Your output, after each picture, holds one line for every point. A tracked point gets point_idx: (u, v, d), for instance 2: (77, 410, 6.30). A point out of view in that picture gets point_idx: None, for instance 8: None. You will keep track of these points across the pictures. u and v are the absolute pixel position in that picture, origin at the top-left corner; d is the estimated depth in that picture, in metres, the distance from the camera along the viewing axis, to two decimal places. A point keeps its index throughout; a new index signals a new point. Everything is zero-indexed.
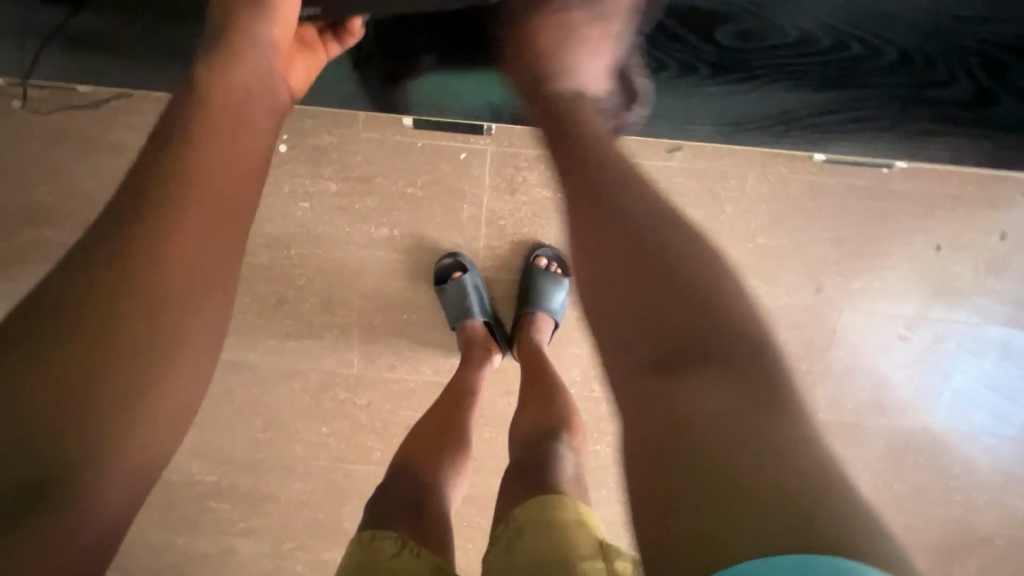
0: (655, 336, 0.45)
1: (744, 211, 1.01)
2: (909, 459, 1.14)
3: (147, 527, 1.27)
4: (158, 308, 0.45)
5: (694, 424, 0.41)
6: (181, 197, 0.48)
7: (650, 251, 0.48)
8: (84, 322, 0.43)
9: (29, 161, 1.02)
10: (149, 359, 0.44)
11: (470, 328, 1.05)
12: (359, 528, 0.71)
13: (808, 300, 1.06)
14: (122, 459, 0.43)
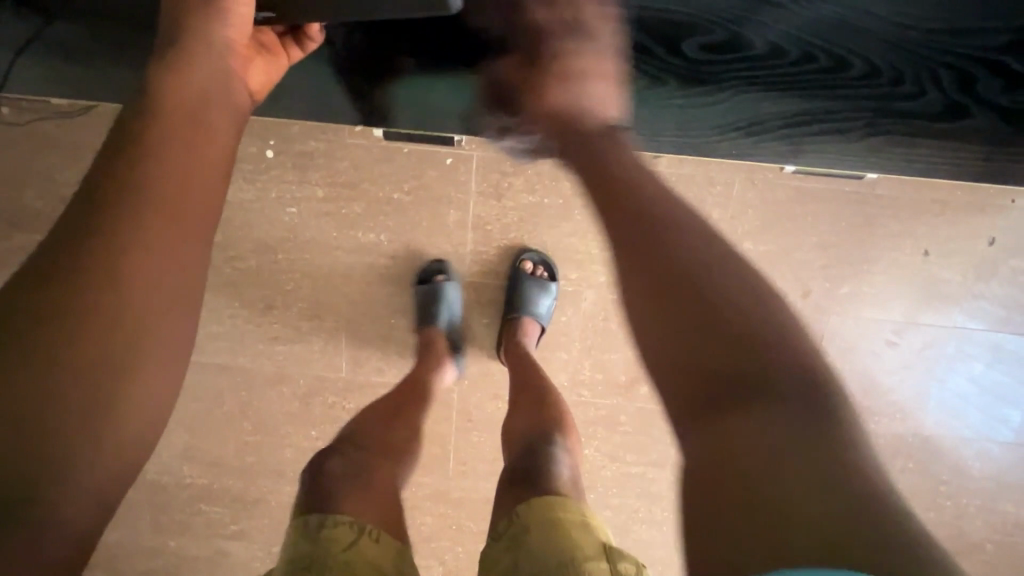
0: (716, 359, 0.43)
1: (731, 217, 1.01)
2: (899, 464, 1.13)
3: (139, 529, 1.28)
4: (112, 320, 0.44)
5: (744, 466, 0.39)
6: (134, 205, 0.47)
7: (688, 279, 0.46)
8: (32, 339, 0.42)
9: (18, 167, 1.02)
10: (105, 371, 0.44)
11: (431, 333, 1.04)
12: (299, 515, 0.65)
13: (796, 305, 1.06)
14: (85, 474, 0.42)
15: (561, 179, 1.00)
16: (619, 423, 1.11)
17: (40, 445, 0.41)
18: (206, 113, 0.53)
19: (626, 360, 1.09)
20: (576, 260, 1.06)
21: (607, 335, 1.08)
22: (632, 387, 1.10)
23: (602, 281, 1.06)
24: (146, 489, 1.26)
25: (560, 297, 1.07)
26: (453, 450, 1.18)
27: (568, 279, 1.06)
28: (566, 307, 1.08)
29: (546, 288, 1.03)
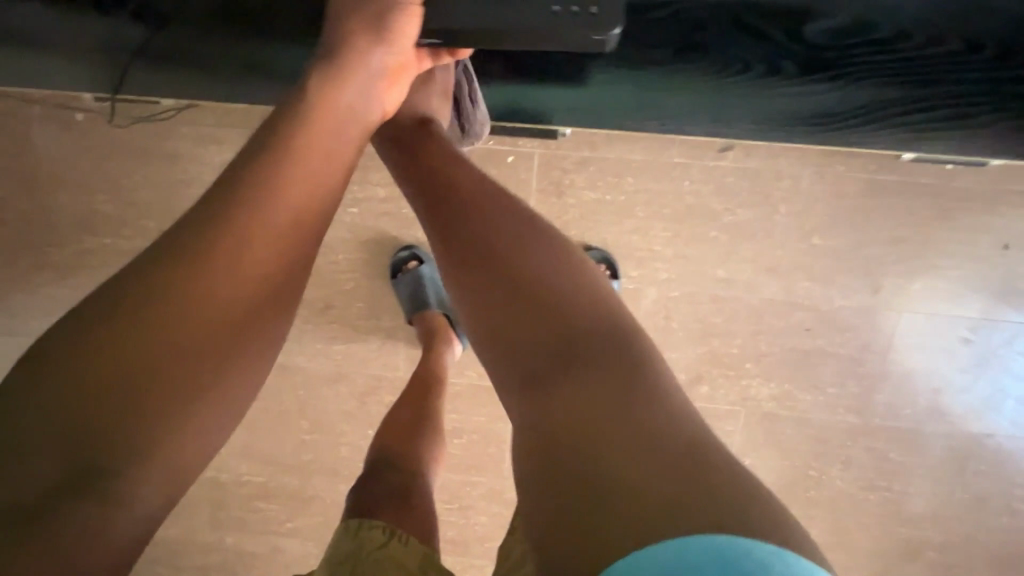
0: (538, 355, 0.49)
1: (797, 211, 0.99)
2: (970, 466, 1.09)
3: (197, 527, 1.30)
4: (215, 311, 0.45)
5: (558, 429, 0.44)
6: (259, 203, 0.48)
7: (511, 271, 0.53)
8: (147, 316, 0.44)
9: (90, 171, 1.05)
10: (197, 358, 0.44)
11: (430, 317, 1.04)
12: (347, 515, 0.72)
13: (863, 301, 1.03)
14: (158, 463, 0.43)
15: (624, 174, 0.99)
16: None
17: (126, 424, 0.42)
18: (340, 125, 0.54)
19: (686, 358, 1.08)
20: (638, 257, 1.03)
21: (668, 333, 1.06)
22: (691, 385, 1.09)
23: (664, 279, 1.04)
24: (204, 488, 1.28)
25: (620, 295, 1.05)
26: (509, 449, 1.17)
27: (629, 277, 1.04)
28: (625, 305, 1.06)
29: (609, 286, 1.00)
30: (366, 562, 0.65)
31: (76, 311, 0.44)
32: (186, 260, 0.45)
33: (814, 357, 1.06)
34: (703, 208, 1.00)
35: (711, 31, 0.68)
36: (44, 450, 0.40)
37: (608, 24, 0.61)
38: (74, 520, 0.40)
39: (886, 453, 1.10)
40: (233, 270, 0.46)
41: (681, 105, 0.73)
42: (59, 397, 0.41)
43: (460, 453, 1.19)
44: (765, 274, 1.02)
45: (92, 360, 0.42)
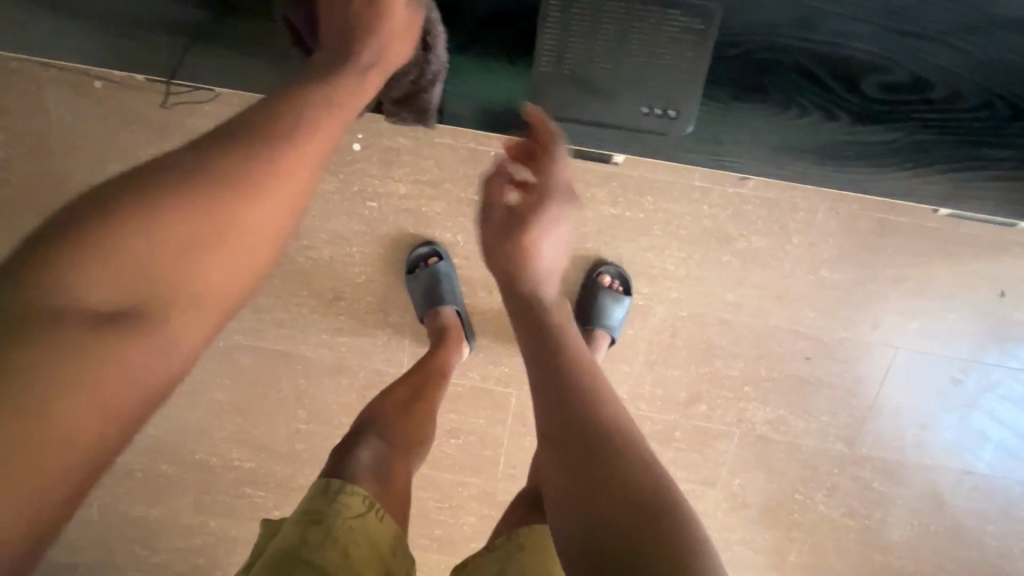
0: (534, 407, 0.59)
1: (809, 244, 1.01)
2: (947, 501, 1.14)
3: (181, 509, 1.30)
4: (263, 203, 0.48)
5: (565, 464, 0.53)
6: (302, 129, 0.51)
7: (535, 318, 0.65)
8: (178, 194, 0.46)
9: (103, 141, 1.03)
10: (239, 234, 0.48)
11: (443, 315, 1.04)
12: (326, 475, 0.74)
13: (863, 335, 1.06)
14: (178, 338, 0.45)
15: (646, 193, 0.99)
16: (674, 438, 1.14)
17: (155, 297, 0.45)
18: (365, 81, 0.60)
19: (687, 377, 1.10)
20: (651, 274, 1.04)
21: (672, 352, 1.08)
22: (690, 405, 1.11)
23: (674, 298, 1.06)
24: (192, 469, 1.27)
25: (630, 309, 1.06)
26: (505, 453, 1.18)
27: (640, 293, 1.06)
28: (634, 320, 1.07)
29: (620, 300, 1.03)
30: (341, 530, 0.68)
31: (113, 183, 0.46)
32: (227, 161, 0.48)
33: (808, 386, 1.10)
34: (719, 233, 1.01)
35: (776, 76, 0.74)
36: (97, 293, 0.43)
37: (690, 116, 0.73)
38: (89, 377, 0.41)
39: (870, 483, 1.14)
40: (266, 181, 0.48)
41: (745, 144, 0.76)
42: (98, 256, 0.43)
43: (454, 453, 1.19)
44: (772, 302, 1.05)
45: (123, 234, 0.44)
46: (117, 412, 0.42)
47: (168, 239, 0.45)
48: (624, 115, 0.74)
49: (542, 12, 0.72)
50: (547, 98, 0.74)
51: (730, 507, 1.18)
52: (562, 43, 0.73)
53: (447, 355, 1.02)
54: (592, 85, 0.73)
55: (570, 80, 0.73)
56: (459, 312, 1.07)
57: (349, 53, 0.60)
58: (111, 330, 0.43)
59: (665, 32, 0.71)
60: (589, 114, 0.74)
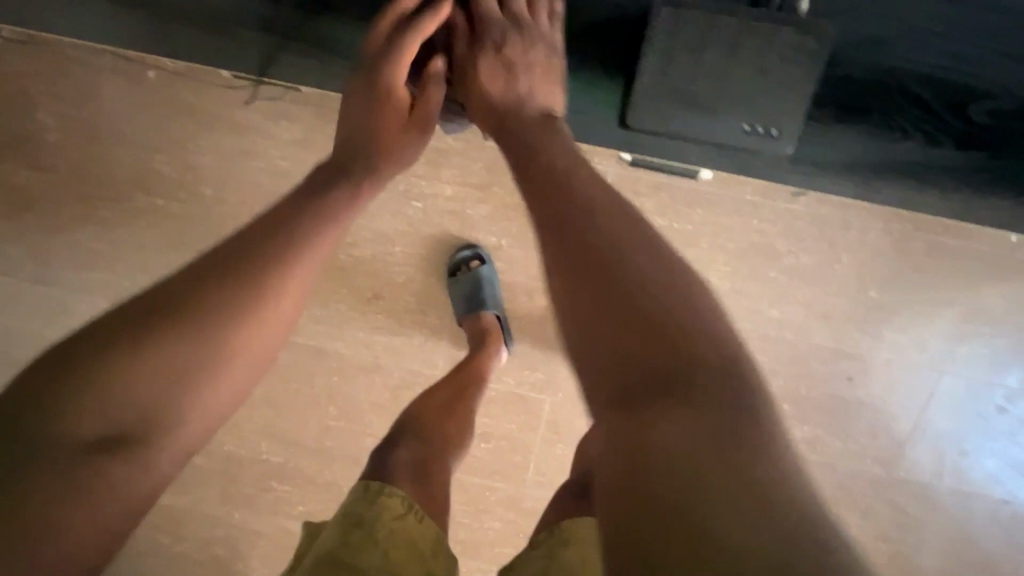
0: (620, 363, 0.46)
1: (858, 263, 1.00)
2: (984, 529, 1.12)
3: (205, 499, 1.30)
4: (251, 329, 0.62)
5: (649, 451, 0.42)
6: (286, 276, 0.63)
7: (606, 259, 0.51)
8: (173, 335, 0.58)
9: (152, 130, 1.03)
10: (230, 356, 0.61)
11: (484, 318, 1.03)
12: (366, 476, 0.74)
13: (907, 357, 1.05)
14: (175, 449, 0.59)
15: (695, 205, 0.98)
16: None
17: (156, 419, 0.57)
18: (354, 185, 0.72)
19: None
20: None
21: None
22: None
23: None
24: (219, 461, 1.27)
25: None
26: (535, 460, 1.18)
27: None
28: None
29: None
30: (381, 532, 0.66)
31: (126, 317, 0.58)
32: (211, 301, 0.60)
33: (847, 407, 1.08)
34: (768, 248, 1.00)
35: (878, 98, 0.73)
36: (91, 419, 0.55)
37: (794, 136, 0.74)
38: (99, 488, 0.54)
39: (906, 507, 1.12)
40: (260, 313, 0.62)
41: (837, 164, 0.77)
42: (93, 387, 0.55)
43: (484, 457, 1.19)
44: (816, 320, 1.03)
45: (128, 369, 0.56)
46: (108, 521, 0.54)
47: (169, 365, 0.58)
48: (723, 132, 0.75)
49: (652, 24, 0.71)
50: (646, 110, 0.75)
51: None
52: (667, 57, 0.72)
53: (487, 357, 1.02)
54: (694, 101, 0.74)
55: (672, 94, 0.74)
56: (500, 317, 1.06)
57: (348, 171, 0.72)
58: (104, 449, 0.54)
59: (775, 46, 0.70)
60: (687, 129, 0.76)
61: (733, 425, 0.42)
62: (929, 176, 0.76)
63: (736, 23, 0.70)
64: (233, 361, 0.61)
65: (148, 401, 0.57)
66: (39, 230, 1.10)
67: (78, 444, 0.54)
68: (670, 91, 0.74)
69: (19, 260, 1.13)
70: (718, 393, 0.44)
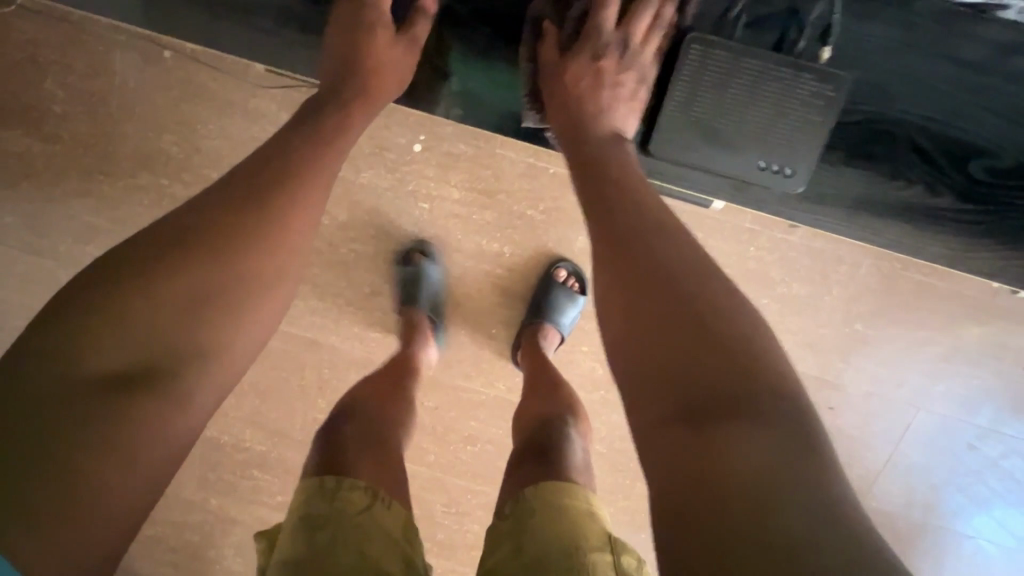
0: (681, 387, 0.50)
1: (848, 296, 1.03)
2: (947, 562, 1.15)
3: (183, 482, 1.29)
4: (266, 253, 0.59)
5: (717, 465, 0.45)
6: (293, 196, 0.60)
7: (678, 291, 0.54)
8: (181, 269, 0.56)
9: (162, 110, 1.03)
10: (248, 283, 0.58)
11: (404, 311, 1.05)
12: (313, 472, 0.68)
13: (888, 391, 1.08)
14: (206, 384, 0.56)
15: (696, 229, 1.01)
16: None
17: (180, 350, 0.55)
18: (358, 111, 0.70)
19: None
20: None
21: None
22: None
23: None
24: (201, 445, 1.26)
25: None
26: None
27: None
28: None
29: (575, 299, 1.06)
30: (349, 528, 0.62)
31: (133, 255, 0.56)
32: (218, 230, 0.57)
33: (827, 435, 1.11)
34: (761, 275, 1.03)
35: (884, 145, 0.77)
36: (103, 358, 0.53)
37: (805, 173, 0.75)
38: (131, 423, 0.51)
39: None
40: (276, 237, 0.59)
41: (846, 204, 0.79)
42: (106, 321, 0.53)
43: (467, 459, 1.20)
44: (804, 348, 1.06)
45: (140, 303, 0.54)
46: (149, 460, 0.52)
47: (187, 297, 0.56)
48: (733, 165, 0.75)
49: (682, 58, 0.74)
50: (661, 140, 0.76)
51: None
52: (691, 91, 0.75)
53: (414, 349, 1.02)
54: (711, 134, 0.75)
55: (691, 126, 0.75)
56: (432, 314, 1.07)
57: (330, 104, 0.69)
58: (124, 388, 0.52)
59: (798, 90, 0.73)
60: (702, 159, 0.76)
61: (803, 451, 0.45)
62: (932, 221, 0.79)
63: (760, 64, 0.73)
64: (254, 292, 0.59)
65: (167, 334, 0.55)
66: (38, 200, 1.09)
67: (97, 382, 0.52)
68: (688, 123, 0.75)
69: (14, 229, 1.11)
70: (781, 414, 0.47)
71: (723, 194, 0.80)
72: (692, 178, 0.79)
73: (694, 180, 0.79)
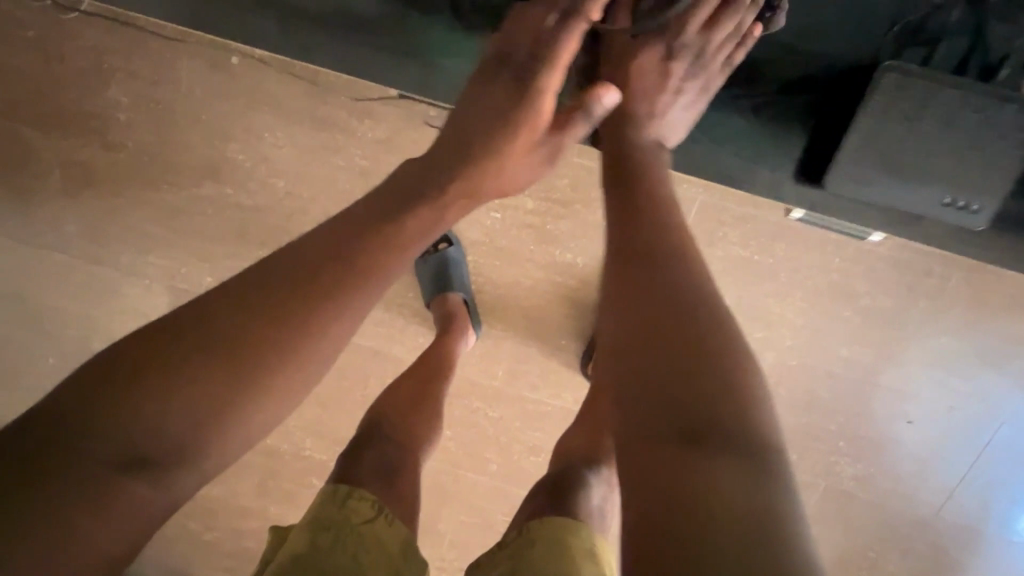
0: (677, 404, 0.46)
1: (935, 309, 0.99)
2: None
3: (241, 491, 1.28)
4: (309, 347, 0.52)
5: (699, 504, 0.41)
6: (353, 291, 0.54)
7: (686, 314, 0.49)
8: (219, 363, 0.49)
9: (228, 118, 1.00)
10: (282, 380, 0.51)
11: (449, 301, 1.03)
12: (329, 482, 0.72)
13: (971, 405, 1.05)
14: (199, 474, 0.49)
15: (779, 239, 0.98)
16: None
17: (182, 446, 0.48)
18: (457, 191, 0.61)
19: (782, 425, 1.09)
20: (767, 319, 1.03)
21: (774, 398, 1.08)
22: None
23: (785, 345, 1.04)
24: (261, 455, 1.25)
25: None
26: None
27: (752, 337, 1.04)
28: None
29: None
30: (347, 535, 0.64)
31: (185, 321, 0.50)
32: (263, 323, 0.51)
33: (904, 449, 1.08)
34: (845, 286, 1.00)
35: None
36: (109, 434, 0.46)
37: (988, 210, 0.73)
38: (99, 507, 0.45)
39: (945, 550, 1.13)
40: (320, 332, 0.52)
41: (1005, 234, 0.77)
42: (130, 393, 0.47)
43: (532, 470, 1.18)
44: (886, 362, 1.04)
45: (162, 389, 0.47)
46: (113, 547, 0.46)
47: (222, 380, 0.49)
48: (912, 202, 0.73)
49: (877, 86, 0.69)
50: (841, 176, 0.73)
51: None
52: (882, 122, 0.70)
53: (452, 341, 1.01)
54: (896, 170, 0.72)
55: (875, 162, 0.72)
56: (467, 301, 1.05)
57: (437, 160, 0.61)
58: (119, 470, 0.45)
59: (999, 124, 0.68)
60: (879, 196, 0.74)
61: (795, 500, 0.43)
62: None
63: (964, 95, 0.68)
64: (277, 389, 0.51)
65: (185, 421, 0.48)
66: (99, 210, 1.07)
67: (94, 463, 0.45)
68: (871, 157, 0.72)
69: (73, 239, 1.09)
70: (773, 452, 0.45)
71: (886, 224, 0.79)
72: (855, 208, 0.79)
73: (858, 211, 0.79)
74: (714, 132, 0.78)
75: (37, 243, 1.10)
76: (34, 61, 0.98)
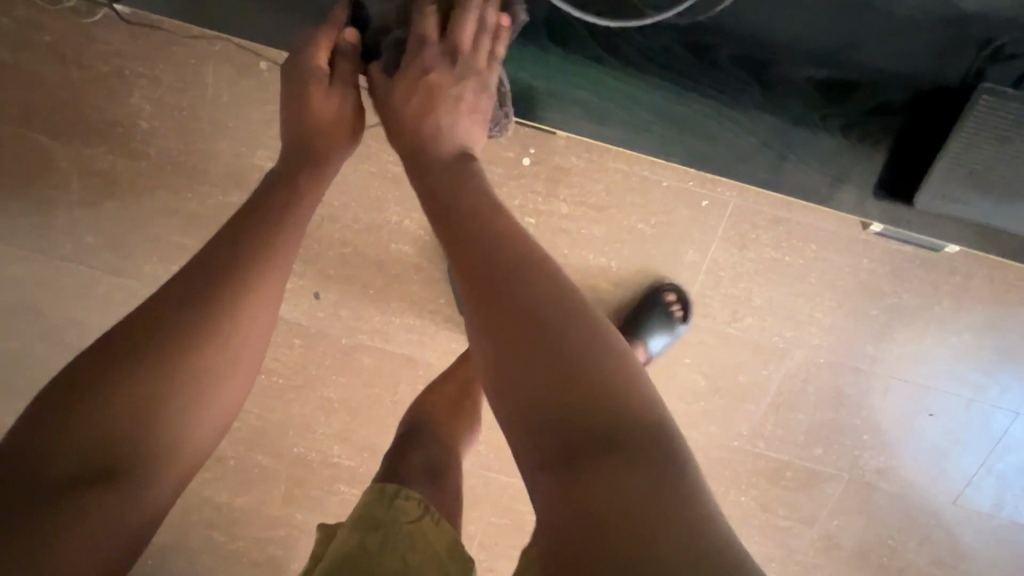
0: (545, 426, 0.43)
1: (958, 307, 1.02)
2: None
3: (267, 500, 1.27)
4: (261, 303, 0.57)
5: (587, 521, 0.39)
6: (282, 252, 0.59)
7: (523, 318, 0.46)
8: (143, 360, 0.51)
9: (256, 124, 0.98)
10: (227, 355, 0.55)
11: None
12: (376, 481, 0.71)
13: (989, 398, 1.08)
14: (176, 464, 0.52)
15: (810, 241, 1.00)
16: (783, 477, 1.16)
17: (141, 440, 0.50)
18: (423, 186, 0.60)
19: (808, 421, 1.12)
20: (797, 319, 1.05)
21: (801, 396, 1.10)
22: (807, 447, 1.13)
23: (814, 344, 1.07)
24: (287, 463, 1.24)
25: (768, 350, 1.07)
26: None
27: (782, 336, 1.06)
28: (770, 360, 1.08)
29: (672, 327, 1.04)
30: (398, 534, 0.63)
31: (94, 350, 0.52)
32: (185, 308, 0.54)
33: (922, 441, 1.12)
34: (873, 286, 1.02)
35: None
36: (57, 454, 0.48)
37: None
38: (87, 541, 0.47)
39: (959, 535, 1.17)
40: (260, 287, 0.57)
41: None
42: (70, 413, 0.49)
43: None
44: (909, 359, 1.07)
45: (94, 418, 0.49)
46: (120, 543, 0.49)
47: (154, 379, 0.51)
48: (999, 220, 0.74)
49: (969, 109, 0.72)
50: (927, 194, 0.75)
51: (822, 547, 1.20)
52: (971, 142, 0.73)
53: None
54: (985, 188, 0.74)
55: (964, 179, 0.74)
56: None
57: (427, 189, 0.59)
58: (86, 480, 0.48)
59: None
60: (966, 212, 0.75)
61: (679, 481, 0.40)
62: None
63: None
64: (219, 368, 0.54)
65: (131, 426, 0.50)
66: (119, 220, 1.04)
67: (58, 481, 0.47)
68: (960, 175, 0.74)
69: (93, 249, 1.06)
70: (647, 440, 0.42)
71: (963, 240, 0.80)
72: (941, 227, 0.79)
73: (944, 229, 0.79)
74: (802, 153, 0.78)
75: (56, 253, 1.06)
76: (52, 67, 0.95)
